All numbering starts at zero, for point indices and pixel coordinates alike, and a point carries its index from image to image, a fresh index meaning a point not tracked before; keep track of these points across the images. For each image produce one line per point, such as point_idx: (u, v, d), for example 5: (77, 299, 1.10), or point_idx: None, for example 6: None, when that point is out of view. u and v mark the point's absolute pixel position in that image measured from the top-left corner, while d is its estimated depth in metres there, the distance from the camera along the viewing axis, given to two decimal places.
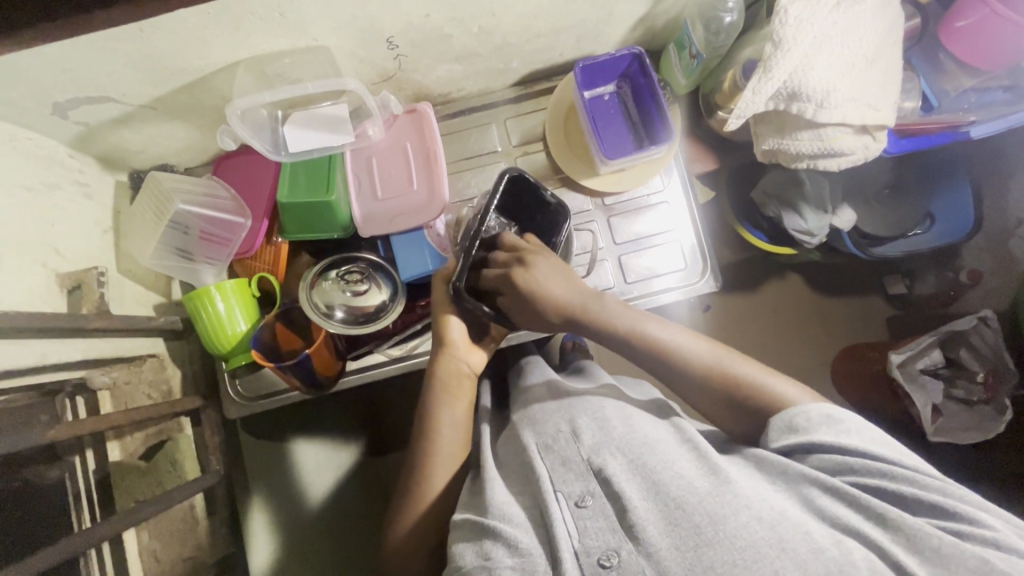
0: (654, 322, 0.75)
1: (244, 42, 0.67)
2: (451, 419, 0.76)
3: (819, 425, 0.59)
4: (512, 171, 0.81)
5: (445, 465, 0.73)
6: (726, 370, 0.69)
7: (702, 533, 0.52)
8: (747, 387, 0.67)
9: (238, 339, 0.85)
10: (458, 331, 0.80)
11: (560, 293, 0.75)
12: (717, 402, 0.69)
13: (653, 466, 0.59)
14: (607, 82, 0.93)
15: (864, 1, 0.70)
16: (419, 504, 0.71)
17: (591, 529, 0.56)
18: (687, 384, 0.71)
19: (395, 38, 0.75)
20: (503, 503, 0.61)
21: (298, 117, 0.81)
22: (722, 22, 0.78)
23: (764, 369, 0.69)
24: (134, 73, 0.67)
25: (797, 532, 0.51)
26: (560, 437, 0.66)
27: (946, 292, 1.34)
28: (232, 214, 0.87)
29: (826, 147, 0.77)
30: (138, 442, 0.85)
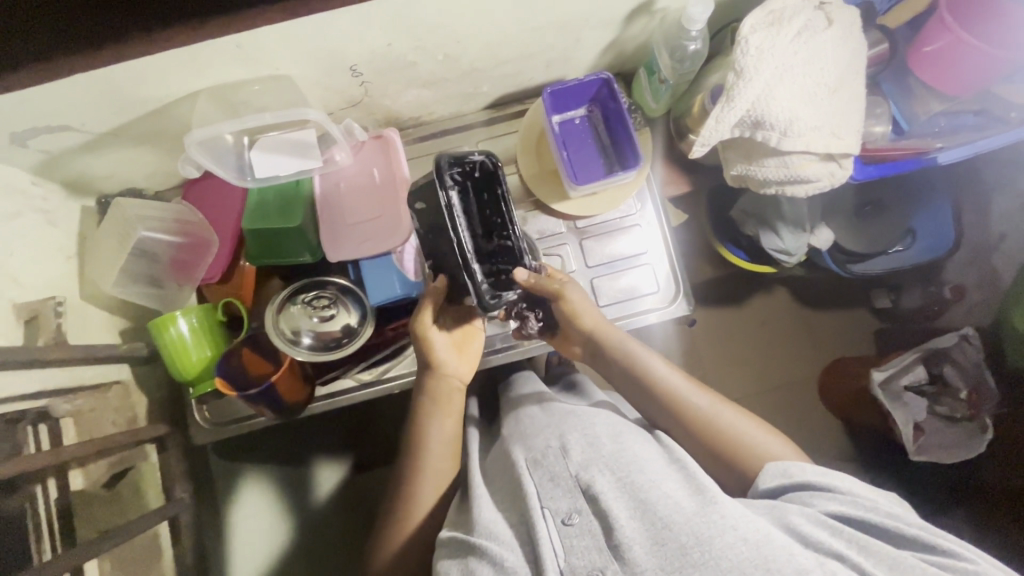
0: (643, 349, 0.80)
1: (204, 73, 0.67)
2: (439, 433, 0.77)
3: (808, 469, 0.61)
4: (440, 160, 0.66)
5: (433, 478, 0.75)
6: (680, 400, 0.74)
7: (689, 554, 0.50)
8: (692, 416, 0.72)
9: (204, 366, 0.85)
10: (440, 340, 0.79)
11: (590, 315, 0.80)
12: (664, 425, 0.75)
13: (641, 485, 0.58)
14: (578, 106, 0.92)
15: (824, 32, 0.70)
16: (409, 519, 0.73)
17: (577, 548, 0.55)
18: (650, 408, 0.76)
19: (359, 67, 0.75)
20: (489, 521, 0.60)
21: (265, 141, 0.80)
22: (687, 49, 0.78)
23: (720, 403, 0.74)
24: (93, 104, 0.67)
25: (782, 553, 0.50)
26: (548, 452, 0.65)
27: (931, 307, 1.32)
28: (197, 239, 0.87)
29: (793, 174, 0.76)
30: (102, 470, 0.82)
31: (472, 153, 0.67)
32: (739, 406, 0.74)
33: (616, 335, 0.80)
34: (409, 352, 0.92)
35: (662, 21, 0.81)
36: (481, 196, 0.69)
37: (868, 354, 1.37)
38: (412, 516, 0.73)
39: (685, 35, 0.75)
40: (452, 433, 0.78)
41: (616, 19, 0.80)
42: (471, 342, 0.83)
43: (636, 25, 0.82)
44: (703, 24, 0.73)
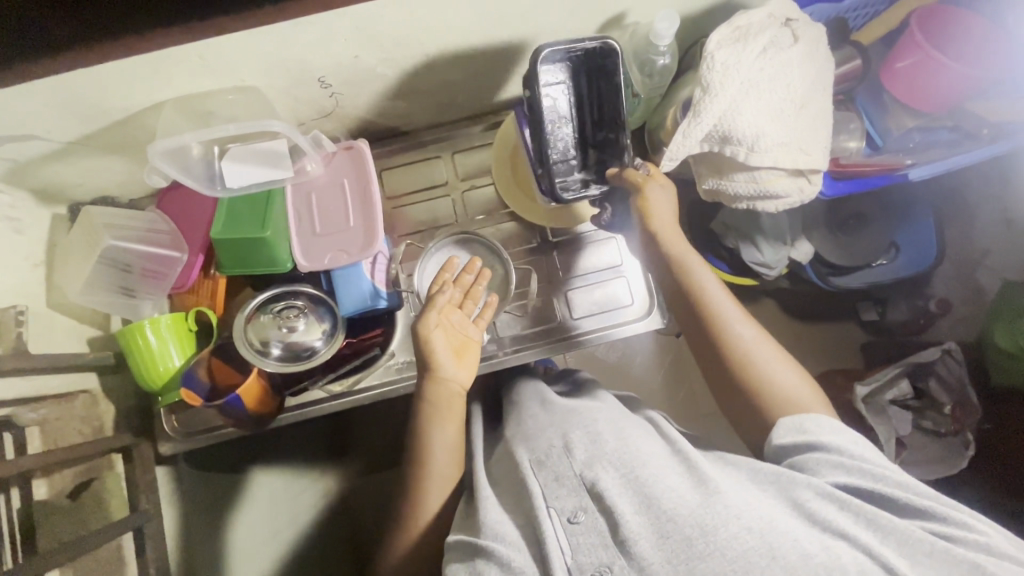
0: (701, 267, 0.76)
1: (168, 82, 0.67)
2: (441, 440, 0.74)
3: (825, 432, 0.62)
4: (543, 48, 0.72)
5: (440, 486, 0.73)
6: (723, 327, 0.73)
7: (694, 546, 0.50)
8: (728, 344, 0.72)
9: (171, 375, 0.84)
10: (440, 344, 0.76)
11: (662, 221, 0.78)
12: (699, 347, 0.75)
13: (646, 479, 0.57)
14: None
15: (788, 49, 0.71)
16: (416, 523, 0.72)
17: (583, 545, 0.55)
18: (688, 326, 0.76)
19: (327, 78, 0.75)
20: (496, 521, 0.60)
21: (236, 151, 0.80)
22: (656, 64, 0.78)
23: (761, 336, 0.72)
24: (58, 112, 0.67)
25: (788, 541, 0.49)
26: (552, 452, 0.65)
27: (918, 321, 1.30)
28: (168, 247, 0.86)
29: (762, 189, 0.76)
30: (67, 480, 0.80)
31: (575, 44, 0.72)
32: (779, 343, 0.72)
33: (682, 252, 0.77)
34: (379, 363, 0.92)
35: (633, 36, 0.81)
36: (584, 84, 0.77)
37: (855, 366, 1.35)
38: (421, 522, 0.72)
39: (653, 50, 0.76)
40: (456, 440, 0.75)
41: (589, 31, 0.80)
42: (469, 351, 0.79)
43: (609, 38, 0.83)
44: (670, 40, 0.74)
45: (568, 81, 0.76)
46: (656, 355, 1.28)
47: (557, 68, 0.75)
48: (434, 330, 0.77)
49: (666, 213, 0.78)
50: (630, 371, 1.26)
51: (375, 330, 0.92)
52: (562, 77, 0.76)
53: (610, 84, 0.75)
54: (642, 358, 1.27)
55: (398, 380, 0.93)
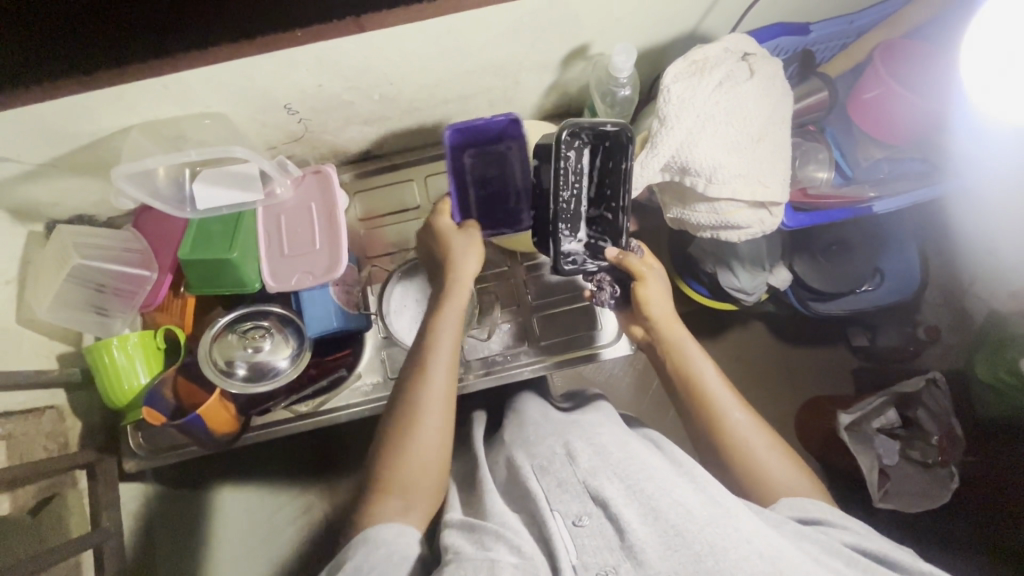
0: (698, 355, 0.76)
1: (134, 109, 0.69)
2: (448, 322, 0.73)
3: (826, 508, 0.61)
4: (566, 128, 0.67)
5: (440, 417, 0.67)
6: (719, 413, 0.70)
7: (704, 563, 0.48)
8: (726, 432, 0.69)
9: (136, 392, 0.85)
10: (473, 268, 0.76)
11: (660, 310, 0.78)
12: (697, 434, 0.72)
13: (651, 493, 0.55)
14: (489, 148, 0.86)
15: (743, 83, 0.72)
16: (412, 430, 0.66)
17: (589, 547, 0.53)
18: (687, 409, 0.74)
19: (293, 105, 0.77)
20: (501, 510, 0.60)
21: (208, 173, 0.81)
22: (617, 94, 0.80)
23: (758, 427, 0.69)
24: (28, 137, 0.69)
25: (798, 570, 0.48)
26: (555, 459, 0.63)
27: (907, 348, 1.25)
28: (138, 266, 0.88)
29: (723, 221, 0.75)
30: (29, 495, 0.80)
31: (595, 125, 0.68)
32: (778, 434, 0.69)
33: (679, 337, 0.77)
34: (346, 384, 0.92)
35: (596, 67, 0.83)
36: (599, 159, 0.72)
37: (846, 393, 1.31)
38: (416, 428, 0.66)
39: (614, 82, 0.78)
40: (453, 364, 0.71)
41: (553, 62, 0.81)
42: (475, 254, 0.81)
43: (574, 68, 0.84)
44: (629, 72, 0.75)
45: (582, 152, 0.72)
46: (636, 379, 1.26)
47: (572, 140, 0.70)
48: (471, 249, 0.77)
49: (663, 302, 0.78)
50: (609, 396, 1.25)
51: (342, 350, 0.92)
52: (573, 152, 0.71)
53: (616, 167, 0.72)
54: (622, 382, 1.26)
55: (365, 402, 0.93)
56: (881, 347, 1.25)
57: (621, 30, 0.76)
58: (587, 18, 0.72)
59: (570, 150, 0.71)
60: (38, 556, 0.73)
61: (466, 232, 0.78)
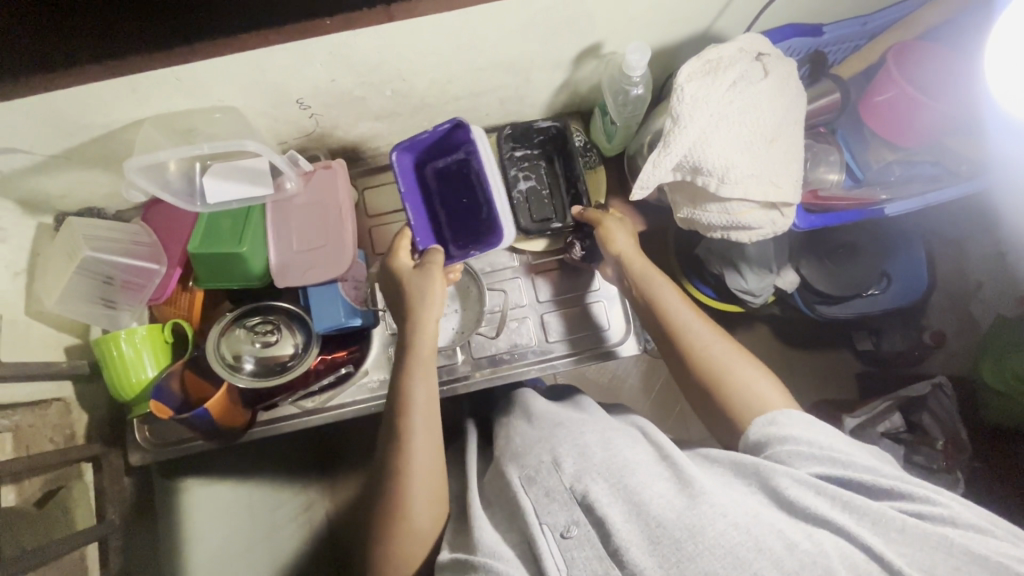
0: (659, 281, 0.77)
1: (147, 102, 0.69)
2: (420, 382, 0.70)
3: (792, 423, 0.60)
4: (501, 130, 0.94)
5: (427, 484, 0.65)
6: (682, 333, 0.72)
7: (683, 547, 0.50)
8: (686, 347, 0.71)
9: (142, 386, 0.85)
10: (437, 310, 0.75)
11: (623, 244, 0.82)
12: (668, 357, 0.74)
13: (634, 487, 0.56)
14: (448, 156, 0.90)
15: (757, 83, 0.72)
16: (405, 502, 0.64)
17: (579, 560, 0.54)
18: (657, 337, 0.75)
19: (305, 100, 0.77)
20: (493, 541, 0.59)
21: (219, 167, 0.81)
22: (629, 94, 0.80)
23: (720, 338, 0.71)
24: (41, 127, 0.69)
25: (773, 533, 0.49)
26: (542, 467, 0.63)
27: (913, 352, 1.25)
28: (147, 260, 0.88)
29: (734, 221, 0.75)
30: (35, 486, 0.79)
31: (534, 126, 0.94)
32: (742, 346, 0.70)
33: (642, 266, 0.80)
34: (353, 381, 0.92)
35: (608, 65, 0.83)
36: (555, 163, 0.96)
37: (851, 397, 1.30)
38: (408, 499, 0.64)
39: (626, 82, 0.78)
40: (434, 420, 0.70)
41: (565, 60, 0.81)
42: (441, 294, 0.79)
43: (586, 67, 0.84)
44: (642, 71, 0.75)
45: (547, 159, 0.97)
46: (640, 379, 1.26)
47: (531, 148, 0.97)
48: (432, 286, 0.77)
49: (624, 236, 0.83)
50: (614, 396, 1.24)
51: (347, 349, 0.92)
52: (535, 156, 0.97)
53: (566, 154, 0.95)
54: (627, 383, 1.26)
55: (371, 399, 0.93)
56: (887, 352, 1.25)
57: (635, 29, 0.76)
58: (601, 17, 0.72)
59: (530, 155, 0.97)
60: (43, 549, 0.73)
61: (427, 273, 0.77)
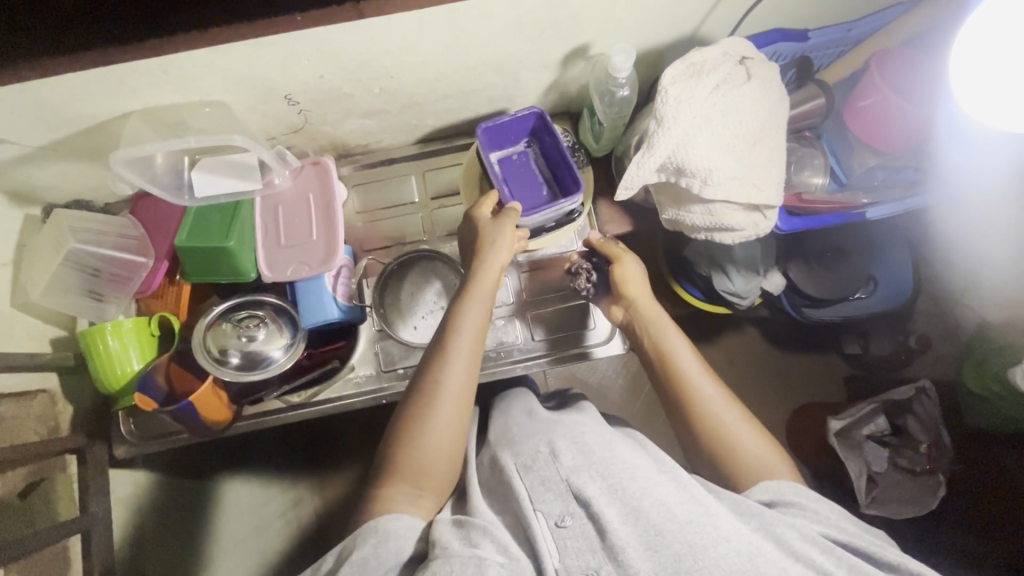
0: (673, 335, 0.78)
1: (134, 95, 0.69)
2: (472, 317, 0.72)
3: (802, 493, 0.62)
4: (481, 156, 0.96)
5: (454, 410, 0.67)
6: (693, 390, 0.73)
7: (684, 561, 0.50)
8: (695, 402, 0.72)
9: (128, 379, 0.85)
10: (502, 258, 0.77)
11: (636, 289, 0.83)
12: (673, 410, 0.74)
13: (633, 492, 0.57)
14: (516, 141, 0.92)
15: (740, 87, 0.73)
16: (430, 420, 0.66)
17: (571, 550, 0.54)
18: (664, 388, 0.76)
19: (293, 96, 0.77)
20: (490, 516, 0.59)
21: (207, 162, 0.81)
22: (616, 95, 0.81)
23: (729, 401, 0.72)
24: (28, 119, 0.69)
25: (774, 566, 0.50)
26: (538, 458, 0.64)
27: (898, 357, 1.26)
28: (134, 252, 0.88)
29: (718, 222, 0.76)
30: (17, 478, 0.78)
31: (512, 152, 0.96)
32: (748, 409, 0.72)
33: (654, 317, 0.80)
34: (340, 376, 0.92)
35: (596, 66, 0.84)
36: None
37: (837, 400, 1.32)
38: (433, 417, 0.66)
39: (612, 83, 0.79)
40: (475, 353, 0.71)
41: (553, 61, 0.82)
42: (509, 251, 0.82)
43: (574, 67, 0.85)
44: (629, 73, 0.76)
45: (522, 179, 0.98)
46: (629, 380, 1.27)
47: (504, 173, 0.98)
48: (502, 236, 0.79)
49: (640, 283, 0.83)
50: (603, 396, 1.25)
51: (337, 343, 0.93)
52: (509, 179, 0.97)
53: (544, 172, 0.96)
54: (616, 384, 1.27)
55: (358, 394, 0.93)
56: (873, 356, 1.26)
57: (621, 31, 0.77)
58: (586, 18, 0.73)
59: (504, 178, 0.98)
60: (23, 540, 0.73)
61: (499, 223, 0.80)
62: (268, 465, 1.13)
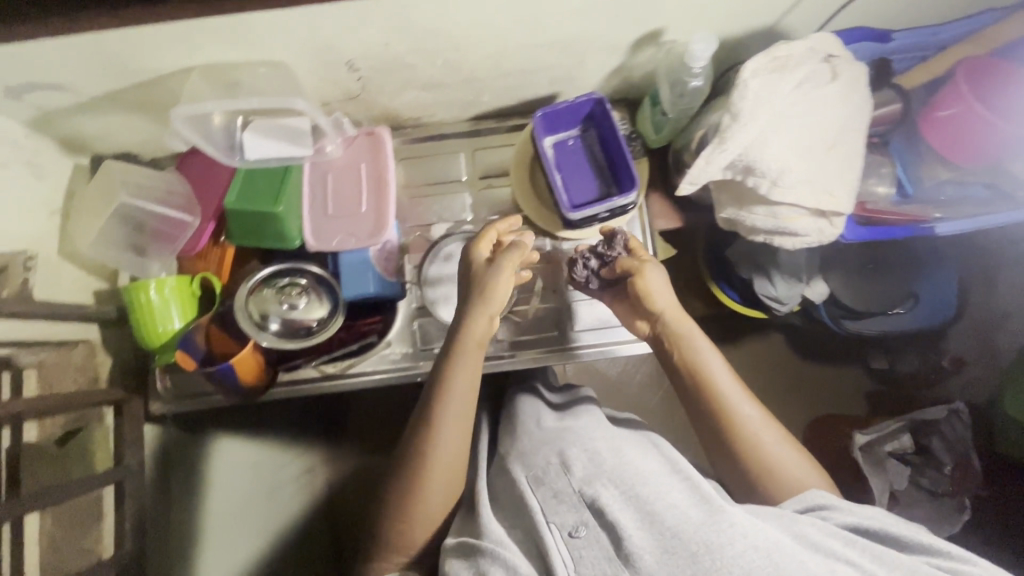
0: (710, 350, 0.73)
1: (197, 50, 0.67)
2: (461, 381, 0.69)
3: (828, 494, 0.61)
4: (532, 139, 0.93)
5: (445, 476, 0.68)
6: (733, 410, 0.70)
7: (699, 561, 0.50)
8: (737, 425, 0.69)
9: (169, 336, 0.85)
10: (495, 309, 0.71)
11: (668, 302, 0.75)
12: (709, 431, 0.71)
13: (647, 496, 0.57)
14: (571, 126, 0.88)
15: (824, 86, 0.70)
16: (420, 491, 0.67)
17: (586, 559, 0.55)
18: (699, 407, 0.72)
19: (355, 62, 0.75)
20: (500, 532, 0.60)
21: (259, 124, 0.79)
22: (687, 85, 0.78)
23: (766, 418, 0.71)
24: (89, 67, 0.68)
25: (794, 559, 0.49)
26: (550, 470, 0.64)
27: (928, 377, 1.24)
28: (180, 211, 0.88)
29: (781, 226, 0.73)
30: (55, 425, 0.81)
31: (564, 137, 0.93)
32: (781, 423, 0.71)
33: (690, 329, 0.74)
34: (375, 351, 0.91)
35: (668, 53, 0.81)
36: None
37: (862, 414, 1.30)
38: (422, 489, 0.67)
39: (686, 72, 0.76)
40: (465, 416, 0.69)
41: (624, 44, 0.79)
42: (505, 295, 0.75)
43: (644, 53, 0.82)
44: (706, 62, 0.73)
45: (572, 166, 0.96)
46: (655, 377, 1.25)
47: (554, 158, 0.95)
48: (497, 286, 0.71)
49: (667, 293, 0.75)
50: (626, 391, 1.24)
51: (374, 317, 0.92)
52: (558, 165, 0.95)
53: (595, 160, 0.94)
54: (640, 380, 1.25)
55: (392, 371, 0.92)
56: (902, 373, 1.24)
57: (699, 19, 0.74)
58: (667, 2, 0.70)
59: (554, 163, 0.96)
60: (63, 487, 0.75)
61: (495, 268, 0.71)
62: (289, 428, 1.12)
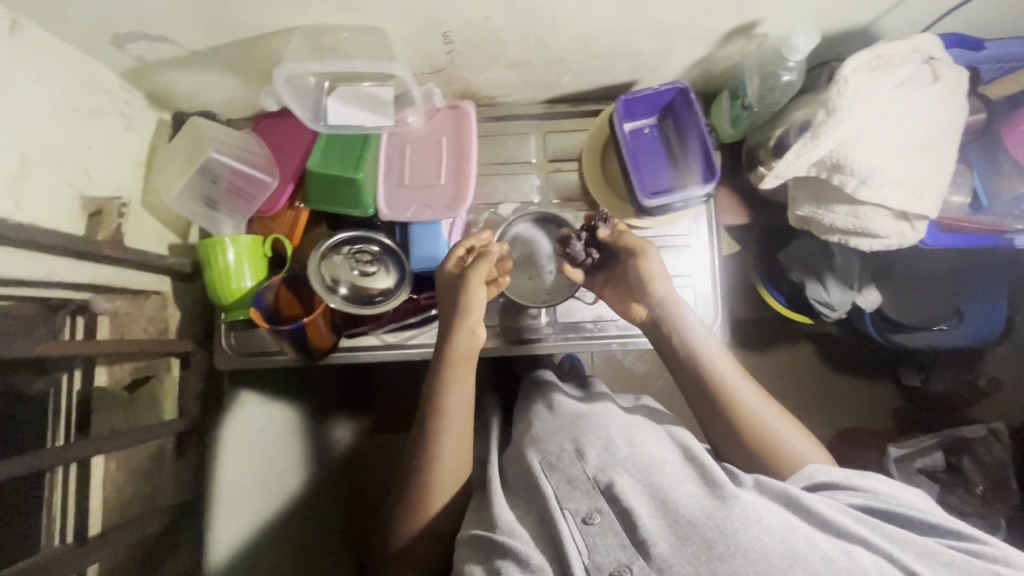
0: (702, 338, 0.75)
1: (305, 11, 0.68)
2: (458, 392, 0.72)
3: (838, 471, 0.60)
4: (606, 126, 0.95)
5: (451, 483, 0.70)
6: (727, 395, 0.71)
7: (714, 547, 0.49)
8: (737, 408, 0.70)
9: (242, 294, 0.86)
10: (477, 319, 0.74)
11: (663, 288, 0.76)
12: (705, 415, 0.72)
13: (663, 485, 0.57)
14: (648, 115, 0.90)
15: (925, 88, 0.70)
16: (429, 503, 0.69)
17: (601, 546, 0.54)
18: (696, 392, 0.73)
19: (451, 34, 0.76)
20: (511, 520, 0.59)
21: (342, 90, 0.81)
22: (780, 78, 0.78)
23: (766, 400, 0.71)
24: (197, 21, 0.69)
25: (802, 540, 0.49)
26: (564, 456, 0.63)
27: (964, 394, 1.24)
28: (261, 171, 0.89)
29: (861, 226, 0.73)
30: (125, 372, 0.83)
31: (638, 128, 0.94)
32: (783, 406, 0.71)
33: (682, 312, 0.76)
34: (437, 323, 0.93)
35: (760, 46, 0.81)
36: None
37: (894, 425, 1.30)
38: (432, 500, 0.69)
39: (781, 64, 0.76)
40: (465, 423, 0.72)
41: (716, 35, 0.79)
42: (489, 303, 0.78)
43: (734, 45, 0.82)
44: (803, 56, 0.74)
45: None
46: None
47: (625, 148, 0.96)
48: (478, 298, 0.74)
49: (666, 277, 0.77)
50: (663, 385, 1.25)
51: None
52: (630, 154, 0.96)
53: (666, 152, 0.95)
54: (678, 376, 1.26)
55: None
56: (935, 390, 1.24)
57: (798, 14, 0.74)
58: None
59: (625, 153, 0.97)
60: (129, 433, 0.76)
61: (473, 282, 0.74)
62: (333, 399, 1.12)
